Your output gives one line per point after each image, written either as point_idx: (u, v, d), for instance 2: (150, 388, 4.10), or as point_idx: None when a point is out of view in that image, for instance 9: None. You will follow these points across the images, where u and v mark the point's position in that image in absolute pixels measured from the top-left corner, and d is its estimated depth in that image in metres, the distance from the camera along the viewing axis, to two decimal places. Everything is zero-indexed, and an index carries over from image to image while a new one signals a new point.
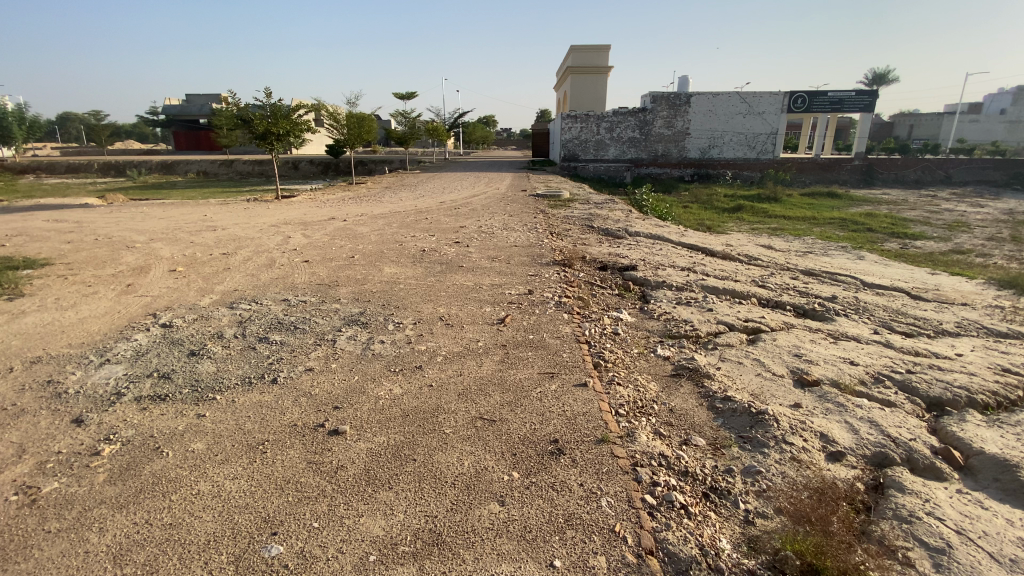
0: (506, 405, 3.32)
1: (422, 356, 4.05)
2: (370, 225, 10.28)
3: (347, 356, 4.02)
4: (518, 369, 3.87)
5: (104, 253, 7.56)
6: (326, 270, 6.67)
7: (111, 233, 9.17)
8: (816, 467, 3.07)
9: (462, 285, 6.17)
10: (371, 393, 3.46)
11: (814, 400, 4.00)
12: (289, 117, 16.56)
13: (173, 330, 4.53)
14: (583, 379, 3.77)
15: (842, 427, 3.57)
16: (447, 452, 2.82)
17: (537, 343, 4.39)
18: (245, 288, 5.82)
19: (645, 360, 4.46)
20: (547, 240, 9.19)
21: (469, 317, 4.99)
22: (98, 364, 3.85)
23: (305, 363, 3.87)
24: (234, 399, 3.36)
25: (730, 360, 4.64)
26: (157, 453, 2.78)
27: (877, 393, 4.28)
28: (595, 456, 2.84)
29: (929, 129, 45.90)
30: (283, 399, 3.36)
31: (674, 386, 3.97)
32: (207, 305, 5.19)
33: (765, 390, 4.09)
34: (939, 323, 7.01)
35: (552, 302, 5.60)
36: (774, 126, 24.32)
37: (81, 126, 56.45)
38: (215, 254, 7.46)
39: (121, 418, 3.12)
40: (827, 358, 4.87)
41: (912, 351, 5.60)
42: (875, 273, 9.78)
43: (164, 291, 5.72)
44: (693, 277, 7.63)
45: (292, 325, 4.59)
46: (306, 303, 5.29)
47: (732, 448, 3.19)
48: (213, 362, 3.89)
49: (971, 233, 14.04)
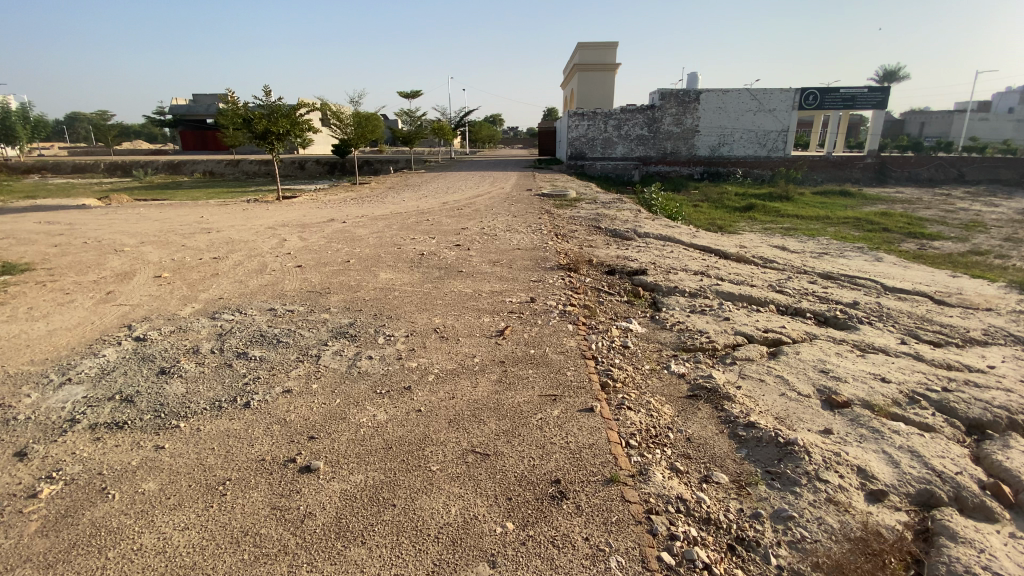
0: (502, 435, 2.95)
1: (413, 374, 3.69)
2: (370, 227, 9.97)
3: (331, 375, 3.67)
4: (517, 391, 3.49)
5: (91, 257, 7.27)
6: (318, 275, 6.34)
7: (102, 236, 8.89)
8: (857, 510, 2.66)
9: (461, 292, 5.81)
10: (352, 420, 3.09)
11: (845, 424, 3.60)
12: (291, 117, 16.24)
13: (146, 345, 4.20)
14: (589, 403, 3.39)
15: (880, 458, 3.15)
16: (432, 497, 2.45)
17: (540, 360, 4.01)
18: (230, 296, 5.49)
19: (657, 378, 4.07)
20: (552, 242, 8.82)
21: (466, 329, 4.64)
22: (57, 385, 3.54)
23: (283, 383, 3.52)
24: (197, 428, 3.02)
25: (750, 378, 4.24)
26: (102, 497, 2.48)
27: (913, 416, 3.85)
28: (603, 501, 2.47)
29: (940, 127, 44.95)
30: (253, 427, 3.01)
31: (691, 411, 3.58)
32: (187, 316, 4.86)
33: (790, 414, 3.69)
34: (966, 331, 6.56)
35: (556, 311, 5.22)
36: (786, 123, 23.75)
37: (89, 125, 56.53)
38: (205, 259, 7.14)
39: (70, 451, 2.84)
40: (857, 374, 4.44)
41: (943, 364, 5.15)
42: (895, 276, 9.30)
43: (146, 299, 5.39)
44: (707, 282, 7.22)
45: (275, 338, 4.25)
46: (293, 313, 4.94)
47: (758, 486, 2.80)
48: (182, 383, 3.54)
49: (988, 233, 13.53)
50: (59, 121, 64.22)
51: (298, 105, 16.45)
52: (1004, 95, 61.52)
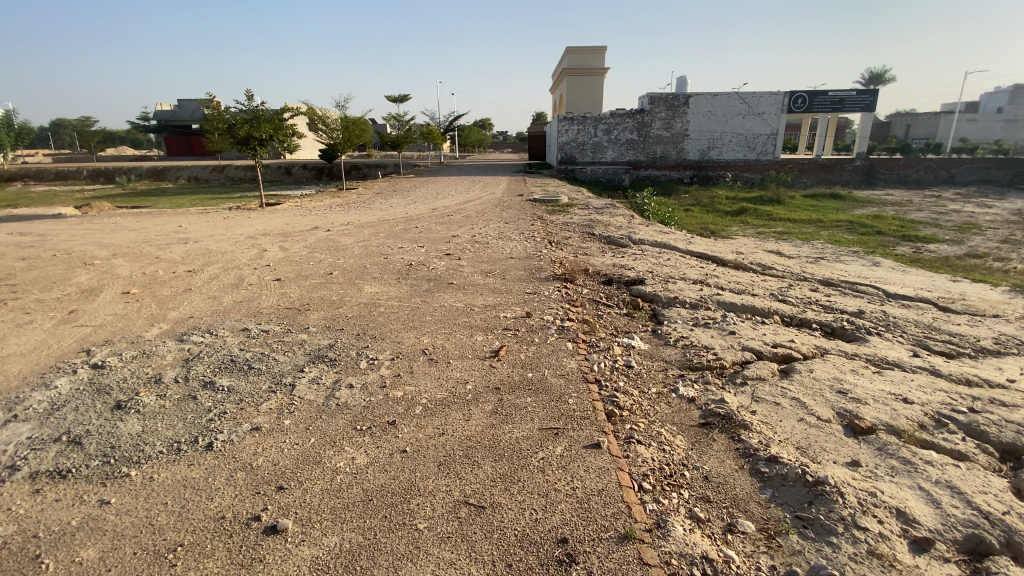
0: (498, 481, 2.61)
1: (398, 406, 3.32)
2: (355, 236, 9.57)
3: (306, 408, 3.29)
4: (515, 424, 3.14)
5: (58, 271, 6.82)
6: (299, 290, 5.95)
7: (72, 247, 8.43)
8: (904, 566, 2.37)
9: (451, 306, 5.46)
10: (327, 465, 2.73)
11: (874, 455, 3.33)
12: (274, 123, 15.79)
13: (103, 373, 3.76)
14: (595, 438, 3.04)
15: (917, 497, 2.91)
16: (419, 566, 2.09)
17: (538, 385, 3.66)
18: (202, 314, 5.08)
19: (665, 404, 3.73)
20: (546, 250, 8.51)
21: (457, 350, 4.28)
22: (1, 423, 3.13)
23: (252, 420, 3.14)
24: (150, 476, 2.63)
25: (765, 402, 3.93)
26: (34, 568, 2.09)
27: (944, 443, 3.58)
28: (619, 565, 2.13)
29: (929, 129, 45.20)
30: (214, 475, 2.63)
31: (705, 442, 3.24)
32: (153, 338, 4.43)
33: (813, 443, 3.39)
34: (977, 340, 6.33)
35: (553, 328, 4.87)
36: (774, 126, 23.67)
37: (72, 132, 55.52)
38: (179, 272, 6.72)
39: (4, 508, 2.43)
40: (877, 395, 4.13)
41: (962, 380, 4.87)
42: (896, 282, 9.10)
43: (110, 319, 4.96)
44: (707, 291, 6.92)
45: (246, 364, 3.87)
46: (269, 333, 4.55)
47: (790, 537, 2.49)
48: (139, 420, 3.13)
49: (983, 235, 13.43)
50: (44, 129, 63.36)
51: (281, 109, 16.01)
52: (991, 96, 61.93)
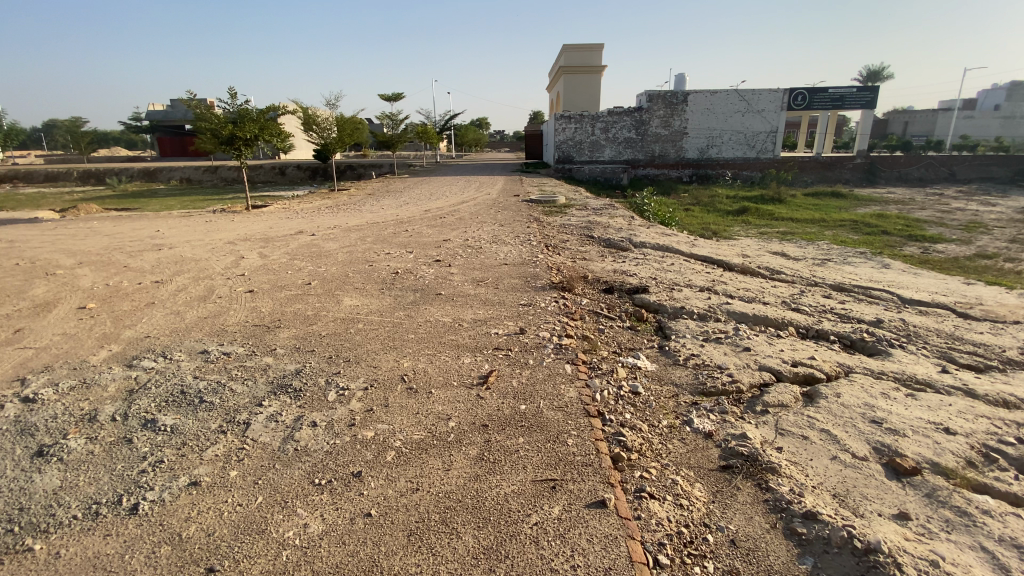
0: (481, 559, 2.12)
1: (366, 452, 2.81)
2: (341, 240, 9.08)
3: (257, 455, 2.79)
4: (503, 476, 2.65)
5: (15, 282, 6.35)
6: (271, 303, 5.45)
7: (38, 255, 7.93)
8: None
9: (436, 322, 4.96)
10: (273, 535, 2.24)
11: (923, 503, 2.83)
12: (260, 122, 15.27)
13: (32, 409, 3.26)
14: (598, 494, 2.54)
15: (981, 563, 2.42)
16: None
17: (532, 422, 3.16)
18: (159, 334, 4.57)
19: (679, 442, 3.23)
20: (541, 255, 8.00)
21: (441, 376, 3.78)
22: None
23: (191, 472, 2.65)
24: (56, 552, 2.16)
25: (791, 436, 3.43)
26: None
27: (998, 485, 3.08)
28: None
29: (926, 126, 45.26)
30: (133, 551, 2.16)
31: (729, 493, 2.75)
32: (98, 364, 3.94)
33: (852, 489, 2.90)
34: (1002, 350, 5.86)
35: (550, 347, 4.37)
36: (775, 124, 23.18)
37: (65, 137, 55.00)
38: (145, 283, 6.22)
39: None
40: (915, 426, 3.63)
41: (999, 402, 4.36)
42: (910, 285, 8.61)
43: (57, 340, 4.45)
44: (715, 300, 6.42)
45: (196, 398, 3.36)
46: (230, 357, 4.05)
47: None
48: (60, 472, 2.65)
49: (991, 234, 12.96)
50: (38, 130, 63.28)
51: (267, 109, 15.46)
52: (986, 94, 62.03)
